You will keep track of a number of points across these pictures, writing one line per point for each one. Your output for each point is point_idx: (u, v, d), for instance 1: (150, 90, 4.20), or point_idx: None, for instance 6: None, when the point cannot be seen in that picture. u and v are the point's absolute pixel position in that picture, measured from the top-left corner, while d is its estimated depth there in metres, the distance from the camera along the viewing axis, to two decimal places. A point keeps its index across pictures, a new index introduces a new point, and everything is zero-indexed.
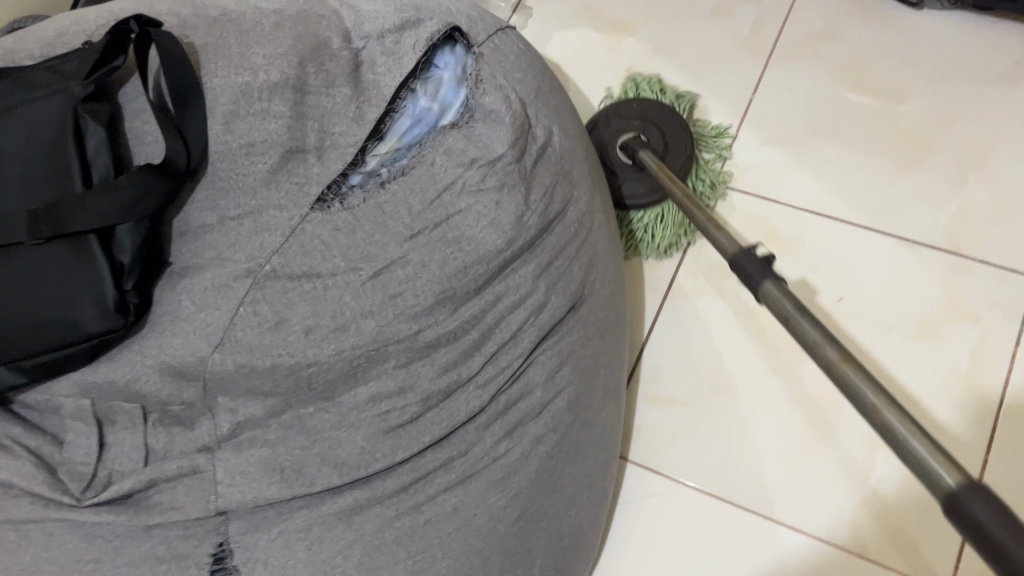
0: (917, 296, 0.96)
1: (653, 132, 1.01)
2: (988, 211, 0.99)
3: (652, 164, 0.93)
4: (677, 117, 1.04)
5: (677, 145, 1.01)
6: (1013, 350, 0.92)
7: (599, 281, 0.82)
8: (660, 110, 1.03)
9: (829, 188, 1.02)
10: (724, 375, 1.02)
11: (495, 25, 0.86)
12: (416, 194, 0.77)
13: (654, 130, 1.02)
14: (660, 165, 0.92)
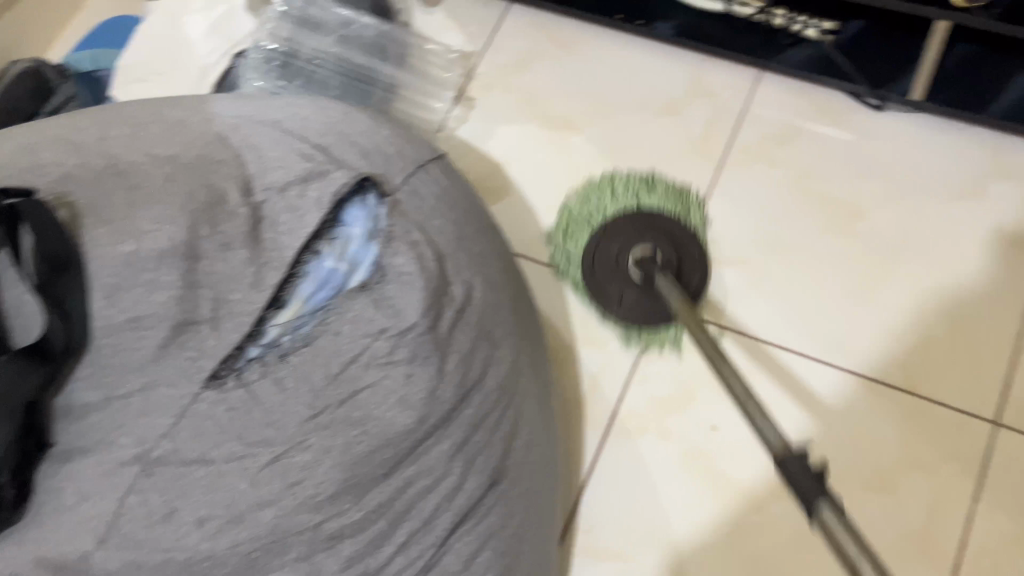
0: (872, 428, 0.87)
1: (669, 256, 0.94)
2: (948, 352, 0.89)
3: (676, 300, 0.83)
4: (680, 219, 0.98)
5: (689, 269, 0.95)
6: (968, 513, 0.83)
7: (525, 450, 0.76)
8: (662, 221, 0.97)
9: (782, 316, 0.94)
10: (669, 525, 0.87)
11: (413, 163, 0.80)
12: (320, 367, 0.71)
13: (668, 246, 0.95)
14: (686, 302, 0.82)
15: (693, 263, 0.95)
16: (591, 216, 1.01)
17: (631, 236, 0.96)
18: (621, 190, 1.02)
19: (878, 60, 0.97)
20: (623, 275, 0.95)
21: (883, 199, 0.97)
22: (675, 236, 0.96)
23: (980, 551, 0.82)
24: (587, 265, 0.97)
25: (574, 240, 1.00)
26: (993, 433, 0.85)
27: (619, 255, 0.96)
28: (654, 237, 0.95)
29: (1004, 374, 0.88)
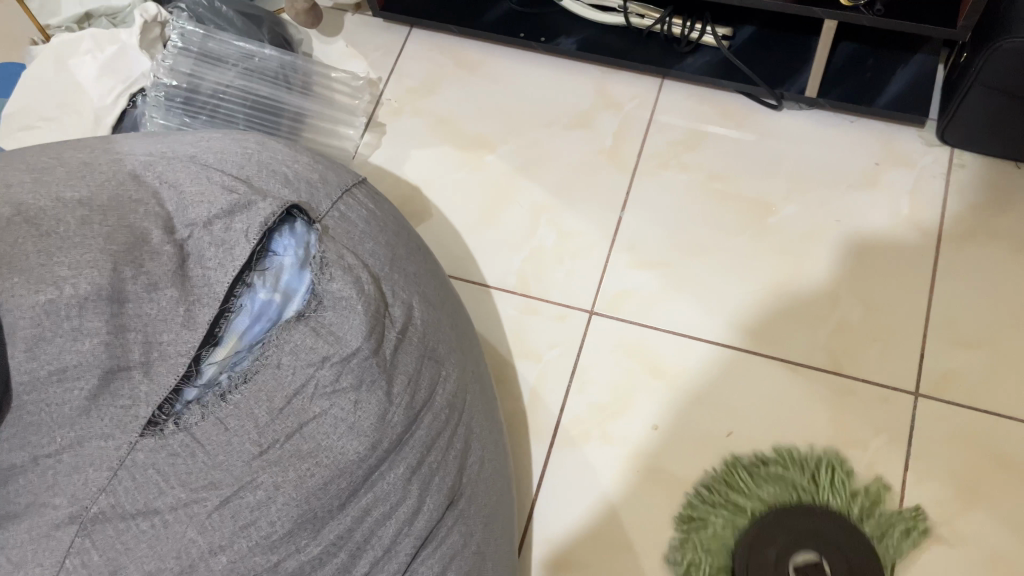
0: (803, 409, 0.90)
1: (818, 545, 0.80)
2: (865, 329, 0.93)
3: None
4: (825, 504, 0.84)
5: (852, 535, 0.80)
6: (901, 480, 0.86)
7: (478, 467, 0.76)
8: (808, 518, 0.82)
9: (710, 313, 0.96)
10: (625, 530, 0.87)
11: (339, 188, 0.79)
12: (262, 403, 0.68)
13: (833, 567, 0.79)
14: None
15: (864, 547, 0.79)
16: (734, 512, 0.85)
17: (793, 530, 0.81)
18: (764, 483, 0.86)
19: (770, 61, 1.02)
20: (790, 539, 0.81)
21: (790, 193, 1.02)
22: (839, 537, 0.80)
23: (915, 516, 0.84)
24: (745, 548, 0.81)
25: (715, 522, 0.84)
26: (915, 401, 0.89)
27: (783, 549, 0.80)
28: (818, 553, 0.79)
29: (920, 345, 0.92)
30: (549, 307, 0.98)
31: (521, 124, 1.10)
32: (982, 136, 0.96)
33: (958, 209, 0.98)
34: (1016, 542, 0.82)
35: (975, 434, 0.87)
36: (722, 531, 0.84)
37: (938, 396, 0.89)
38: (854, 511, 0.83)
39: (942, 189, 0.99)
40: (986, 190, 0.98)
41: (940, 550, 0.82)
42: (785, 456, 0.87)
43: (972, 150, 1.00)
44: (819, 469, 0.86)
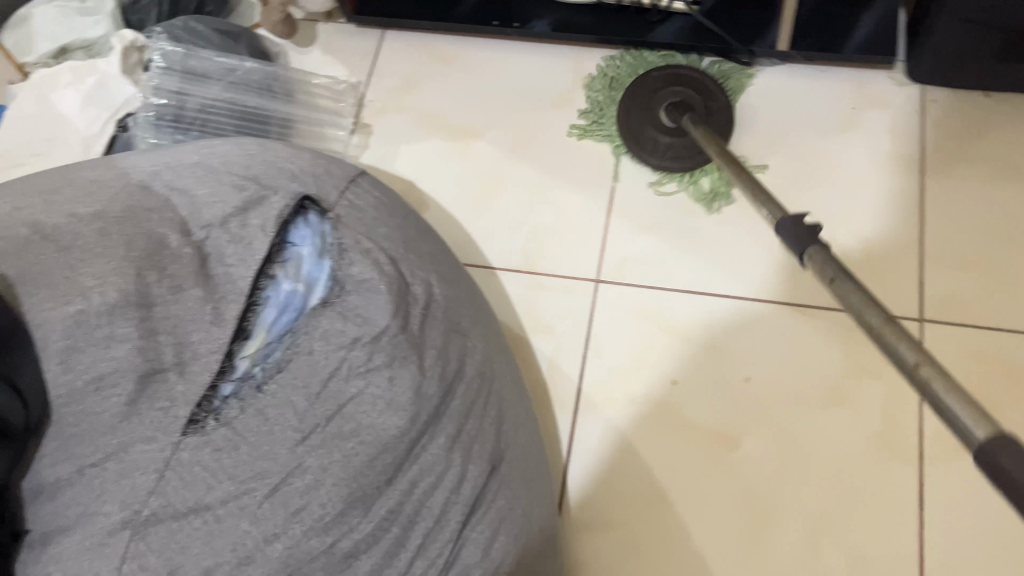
0: (816, 348, 0.93)
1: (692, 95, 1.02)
2: (863, 265, 0.96)
3: (697, 131, 0.92)
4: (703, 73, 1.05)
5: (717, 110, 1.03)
6: (918, 403, 0.88)
7: (513, 433, 0.77)
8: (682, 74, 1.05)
9: (714, 267, 0.98)
10: (658, 482, 0.89)
11: (345, 179, 0.80)
12: (299, 390, 0.70)
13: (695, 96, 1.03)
14: (708, 134, 0.91)
15: (712, 89, 1.03)
16: (611, 99, 1.09)
17: (661, 83, 1.04)
18: (625, 61, 1.10)
19: (740, 21, 1.05)
20: (653, 101, 1.04)
21: (774, 144, 1.05)
22: (688, 78, 1.04)
23: (937, 436, 0.87)
24: (630, 115, 1.04)
25: (603, 113, 1.08)
26: (920, 328, 0.92)
27: (655, 126, 1.03)
28: (678, 87, 1.03)
29: (916, 273, 0.95)
30: (554, 280, 1.00)
31: (505, 109, 1.12)
32: (950, 69, 1.00)
33: (935, 142, 1.02)
34: None
35: (980, 350, 0.90)
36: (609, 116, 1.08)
37: (942, 321, 0.92)
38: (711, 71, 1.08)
39: (918, 124, 1.03)
40: (960, 122, 1.02)
41: (964, 466, 0.85)
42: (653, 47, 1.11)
43: (942, 85, 1.03)
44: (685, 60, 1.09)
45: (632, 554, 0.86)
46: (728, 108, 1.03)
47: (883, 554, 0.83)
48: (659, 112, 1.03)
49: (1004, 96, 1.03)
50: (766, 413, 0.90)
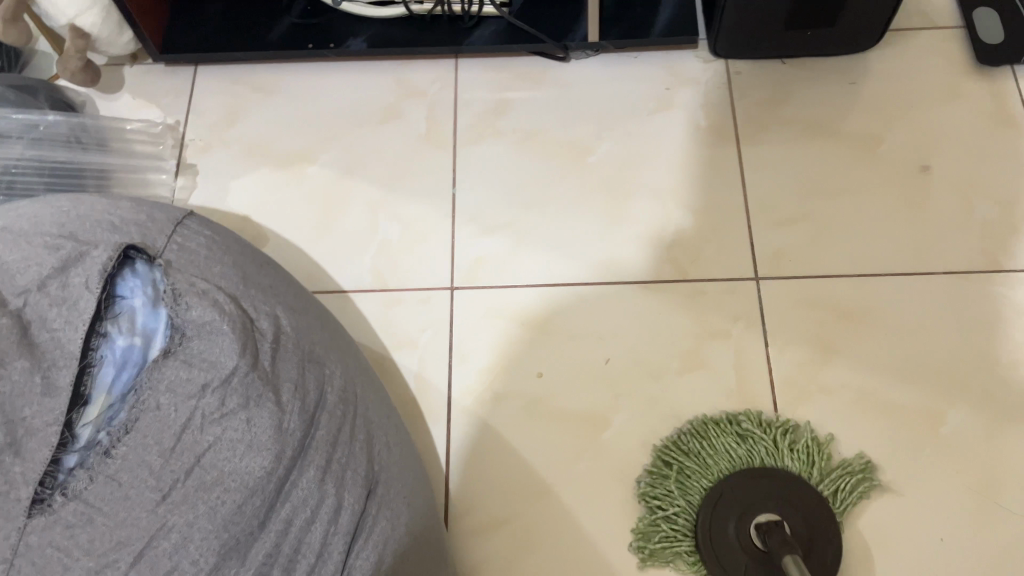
0: (666, 318, 0.97)
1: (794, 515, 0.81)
2: (699, 234, 1.01)
3: None
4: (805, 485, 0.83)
5: (821, 539, 0.80)
6: (765, 354, 0.94)
7: (386, 451, 0.76)
8: (775, 482, 0.83)
9: (561, 258, 1.01)
10: (539, 474, 0.90)
11: (171, 222, 0.77)
12: (151, 447, 0.66)
13: (797, 516, 0.81)
14: None
15: (822, 536, 0.81)
16: (699, 470, 0.85)
17: (765, 496, 0.82)
18: (721, 437, 0.86)
19: (550, 17, 1.08)
20: (748, 508, 0.81)
21: (599, 133, 1.09)
22: (789, 492, 0.82)
23: (786, 382, 0.92)
24: (708, 506, 0.82)
25: (681, 497, 0.84)
26: (757, 285, 0.98)
27: (742, 521, 0.81)
28: (781, 511, 0.81)
29: (746, 234, 1.01)
30: (409, 294, 1.00)
31: (335, 131, 1.10)
32: (747, 41, 1.07)
33: (745, 111, 1.08)
34: (870, 379, 0.92)
35: (814, 296, 0.96)
36: (693, 491, 0.84)
37: (776, 275, 0.98)
38: (813, 474, 0.84)
39: (727, 97, 1.09)
40: (763, 89, 1.10)
41: (814, 405, 0.91)
42: (755, 422, 0.88)
43: (744, 56, 1.10)
44: (768, 431, 0.87)
45: (523, 548, 0.87)
46: (836, 555, 0.80)
47: None
48: (740, 495, 0.82)
49: (799, 61, 1.10)
50: (630, 388, 0.93)
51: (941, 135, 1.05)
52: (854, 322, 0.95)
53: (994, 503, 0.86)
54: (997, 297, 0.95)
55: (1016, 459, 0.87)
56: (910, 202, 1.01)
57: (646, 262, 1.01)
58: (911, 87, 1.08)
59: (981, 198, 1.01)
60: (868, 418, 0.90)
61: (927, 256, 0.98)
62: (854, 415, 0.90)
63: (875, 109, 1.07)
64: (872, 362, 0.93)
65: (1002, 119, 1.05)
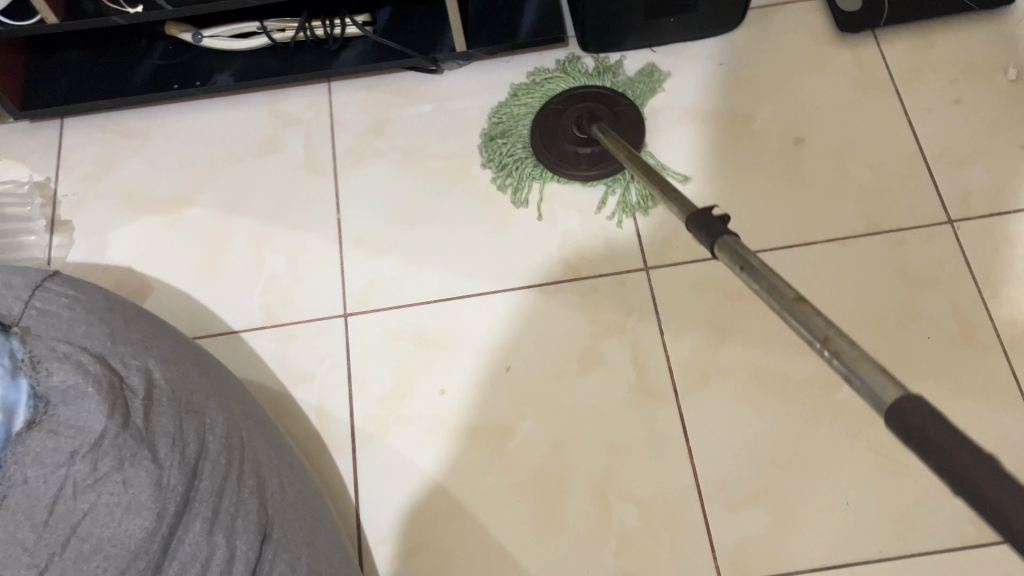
0: (562, 319, 0.97)
1: (606, 114, 1.01)
2: (586, 231, 1.02)
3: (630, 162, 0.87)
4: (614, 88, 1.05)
5: (629, 124, 1.02)
6: (662, 343, 0.95)
7: (280, 492, 0.75)
8: (589, 88, 1.04)
9: (453, 270, 1.01)
10: (450, 492, 0.89)
11: (30, 286, 0.74)
12: (23, 524, 0.63)
13: (605, 110, 1.02)
14: (640, 163, 0.85)
15: (628, 123, 1.02)
16: (523, 109, 1.07)
17: (575, 93, 1.03)
18: (540, 83, 1.08)
19: (416, 32, 1.08)
20: (569, 125, 1.02)
21: (480, 141, 1.08)
22: (591, 89, 1.04)
23: (684, 369, 0.93)
24: (541, 134, 1.03)
25: (518, 134, 1.06)
26: (648, 275, 0.99)
27: (572, 139, 1.02)
28: (585, 102, 1.03)
29: (633, 226, 1.01)
30: (302, 325, 0.98)
31: (213, 167, 1.08)
32: (613, 35, 1.07)
33: None
34: (764, 355, 0.93)
35: (704, 279, 0.98)
36: (523, 119, 1.06)
37: (664, 263, 0.99)
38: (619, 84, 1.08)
39: None
40: (637, 81, 1.10)
41: (713, 388, 0.92)
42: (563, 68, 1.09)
43: (614, 50, 1.11)
44: (581, 72, 1.08)
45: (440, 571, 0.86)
46: (641, 127, 1.02)
47: (667, 492, 0.88)
48: (570, 125, 1.02)
49: (668, 48, 1.12)
50: (534, 394, 0.93)
51: (813, 106, 1.07)
52: (745, 301, 0.96)
53: (895, 463, 0.88)
54: (881, 260, 0.97)
55: None
56: (789, 176, 1.03)
57: (538, 264, 1.00)
58: (780, 62, 1.10)
59: (856, 164, 1.03)
60: (765, 395, 0.92)
61: (808, 226, 0.99)
62: (752, 394, 0.92)
63: (745, 87, 1.08)
64: (765, 339, 0.94)
65: (870, 85, 1.07)
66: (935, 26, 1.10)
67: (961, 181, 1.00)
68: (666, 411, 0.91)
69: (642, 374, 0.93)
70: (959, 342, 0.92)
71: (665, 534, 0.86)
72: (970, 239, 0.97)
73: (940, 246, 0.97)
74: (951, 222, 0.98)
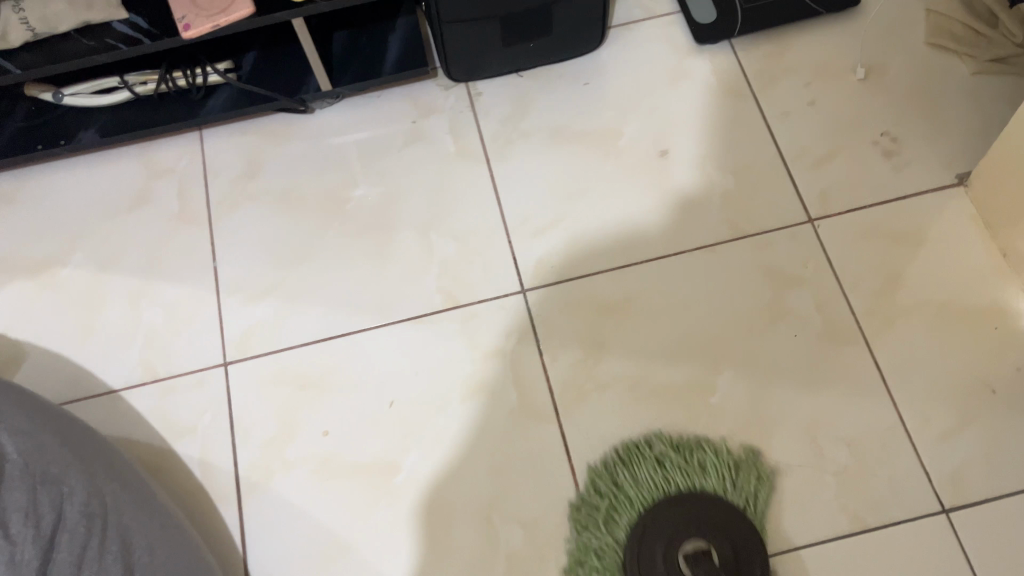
0: (442, 347, 0.98)
1: (722, 545, 0.83)
2: (463, 259, 1.03)
3: None
4: (731, 508, 0.85)
5: (747, 546, 0.83)
6: (542, 363, 0.96)
7: (149, 554, 0.73)
8: (704, 509, 0.85)
9: (333, 310, 1.01)
10: (337, 533, 0.89)
11: None
12: None
13: (722, 543, 0.83)
14: None
15: (750, 556, 0.83)
16: (621, 502, 0.87)
17: (693, 527, 0.84)
18: (641, 469, 0.88)
19: (281, 74, 1.07)
20: (672, 536, 0.84)
21: (354, 177, 1.09)
22: (709, 512, 0.85)
23: (564, 387, 0.95)
24: (637, 531, 0.85)
25: (608, 526, 0.87)
26: (525, 297, 1.00)
27: (669, 549, 0.83)
28: (700, 534, 0.84)
29: (508, 251, 1.03)
30: (183, 379, 0.97)
31: (85, 226, 1.07)
32: (477, 64, 1.09)
33: (491, 129, 1.11)
34: (640, 366, 0.95)
35: (580, 297, 0.99)
36: (618, 536, 0.86)
37: (540, 284, 1.00)
38: (724, 487, 0.87)
39: (472, 119, 1.11)
40: (506, 105, 1.12)
41: (592, 404, 0.94)
42: (668, 444, 0.90)
43: (481, 77, 1.13)
44: (687, 448, 0.89)
45: None
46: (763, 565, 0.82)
47: (551, 510, 0.89)
48: (678, 544, 0.83)
49: (535, 72, 1.14)
50: (418, 425, 0.94)
51: (677, 118, 1.09)
52: (620, 315, 0.98)
53: (769, 460, 0.90)
54: (746, 262, 1.00)
55: (784, 413, 0.92)
56: (656, 189, 1.05)
57: (417, 295, 1.01)
58: (643, 76, 1.13)
59: (720, 171, 1.06)
60: (644, 404, 0.93)
61: (678, 236, 1.02)
62: (631, 405, 0.93)
63: (611, 106, 1.11)
64: (641, 351, 0.96)
65: (729, 93, 1.11)
66: (787, 31, 1.14)
67: (818, 180, 1.04)
68: (546, 431, 0.93)
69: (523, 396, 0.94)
70: (822, 337, 0.95)
71: (551, 551, 0.87)
72: (829, 236, 1.00)
73: (802, 245, 1.00)
74: (811, 220, 1.02)
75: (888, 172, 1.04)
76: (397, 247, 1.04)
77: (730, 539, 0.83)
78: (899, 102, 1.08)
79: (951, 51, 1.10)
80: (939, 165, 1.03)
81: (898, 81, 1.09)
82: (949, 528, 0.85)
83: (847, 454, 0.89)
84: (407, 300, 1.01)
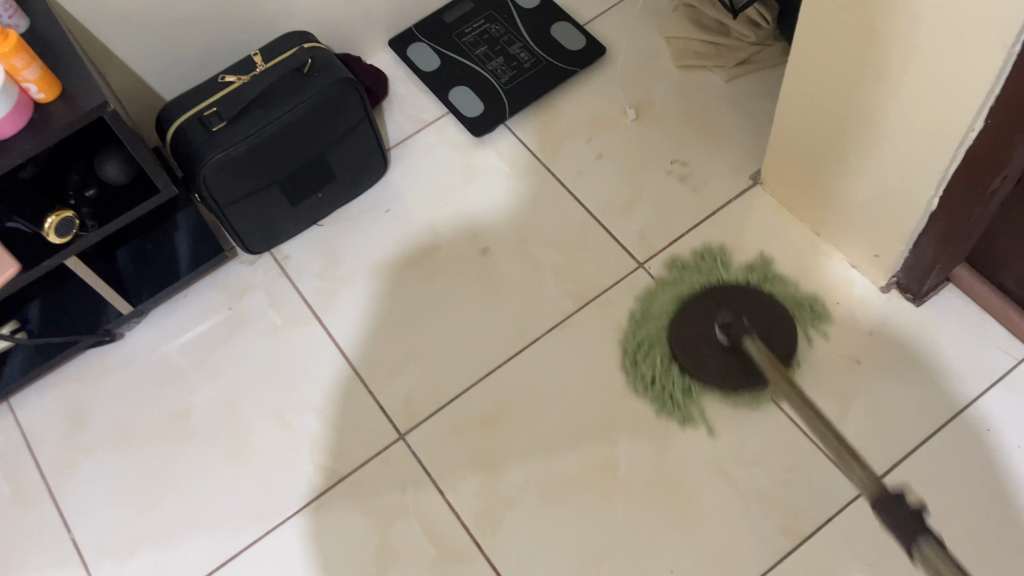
0: (340, 526, 0.93)
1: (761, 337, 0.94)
2: (329, 427, 0.98)
3: (763, 360, 0.78)
4: (787, 317, 0.96)
5: (777, 338, 0.95)
6: (445, 502, 0.93)
7: None
8: (741, 297, 0.98)
9: (215, 533, 0.94)
10: None
11: None
12: None
13: (754, 324, 0.95)
14: (771, 360, 0.78)
15: (784, 327, 0.95)
16: (649, 319, 1.00)
17: (710, 310, 0.98)
18: (660, 295, 1.02)
19: (73, 316, 1.02)
20: (702, 337, 0.96)
21: (187, 388, 1.02)
22: (749, 314, 0.96)
23: (475, 517, 0.92)
24: (681, 338, 0.96)
25: None
26: (405, 440, 0.96)
27: (684, 347, 0.96)
28: (743, 312, 0.96)
29: (372, 400, 0.99)
30: None
31: None
32: (271, 232, 1.07)
33: (310, 288, 1.08)
34: (542, 466, 0.94)
35: (459, 420, 0.97)
36: None
37: (415, 422, 0.97)
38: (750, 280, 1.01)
39: (289, 284, 1.08)
40: (316, 258, 1.10)
41: (508, 524, 0.91)
42: (687, 267, 1.03)
43: (281, 242, 1.10)
44: (742, 271, 1.02)
45: None
46: (791, 334, 0.95)
47: None
48: (711, 355, 0.94)
49: (333, 216, 1.12)
50: None
51: (484, 212, 1.10)
52: (502, 423, 0.96)
53: (692, 511, 0.90)
54: (598, 328, 1.01)
55: (689, 458, 0.92)
56: (490, 286, 1.05)
57: (295, 485, 0.95)
58: (437, 183, 1.13)
59: (542, 249, 1.07)
60: (556, 500, 0.92)
61: (526, 325, 1.02)
62: (545, 510, 0.91)
63: (419, 222, 1.11)
64: (536, 450, 0.95)
65: (523, 172, 1.13)
66: (552, 98, 1.18)
67: (633, 225, 1.07)
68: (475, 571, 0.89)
69: (439, 543, 0.90)
70: None
71: None
72: (662, 273, 1.03)
73: (642, 291, 1.02)
74: (641, 265, 1.04)
75: (689, 196, 1.08)
76: (257, 442, 0.98)
77: (770, 338, 0.95)
78: (674, 129, 1.13)
79: (701, 67, 1.17)
80: (732, 171, 1.09)
81: (666, 109, 1.15)
82: (873, 506, 0.87)
83: (761, 474, 0.90)
84: (287, 494, 0.95)
